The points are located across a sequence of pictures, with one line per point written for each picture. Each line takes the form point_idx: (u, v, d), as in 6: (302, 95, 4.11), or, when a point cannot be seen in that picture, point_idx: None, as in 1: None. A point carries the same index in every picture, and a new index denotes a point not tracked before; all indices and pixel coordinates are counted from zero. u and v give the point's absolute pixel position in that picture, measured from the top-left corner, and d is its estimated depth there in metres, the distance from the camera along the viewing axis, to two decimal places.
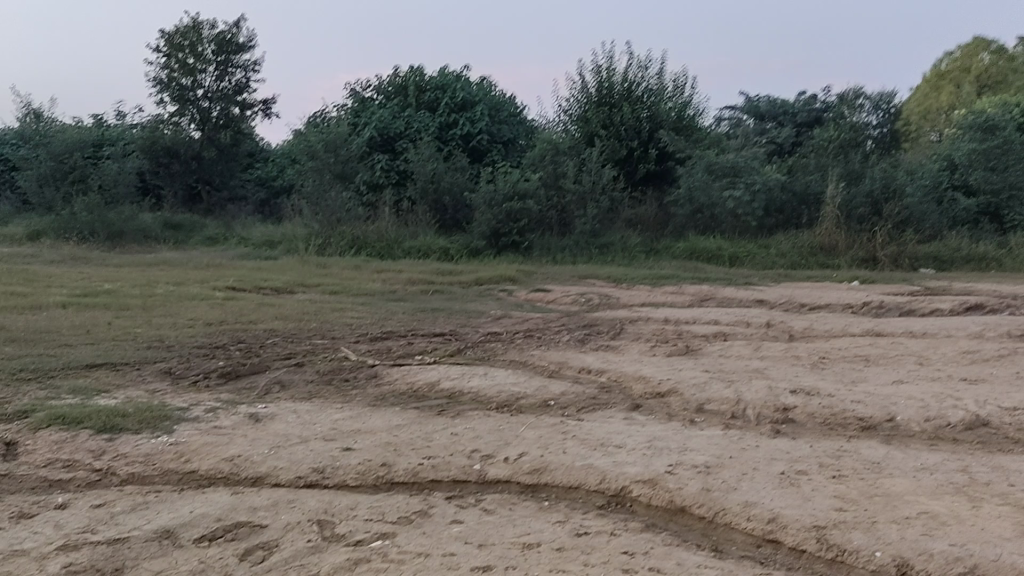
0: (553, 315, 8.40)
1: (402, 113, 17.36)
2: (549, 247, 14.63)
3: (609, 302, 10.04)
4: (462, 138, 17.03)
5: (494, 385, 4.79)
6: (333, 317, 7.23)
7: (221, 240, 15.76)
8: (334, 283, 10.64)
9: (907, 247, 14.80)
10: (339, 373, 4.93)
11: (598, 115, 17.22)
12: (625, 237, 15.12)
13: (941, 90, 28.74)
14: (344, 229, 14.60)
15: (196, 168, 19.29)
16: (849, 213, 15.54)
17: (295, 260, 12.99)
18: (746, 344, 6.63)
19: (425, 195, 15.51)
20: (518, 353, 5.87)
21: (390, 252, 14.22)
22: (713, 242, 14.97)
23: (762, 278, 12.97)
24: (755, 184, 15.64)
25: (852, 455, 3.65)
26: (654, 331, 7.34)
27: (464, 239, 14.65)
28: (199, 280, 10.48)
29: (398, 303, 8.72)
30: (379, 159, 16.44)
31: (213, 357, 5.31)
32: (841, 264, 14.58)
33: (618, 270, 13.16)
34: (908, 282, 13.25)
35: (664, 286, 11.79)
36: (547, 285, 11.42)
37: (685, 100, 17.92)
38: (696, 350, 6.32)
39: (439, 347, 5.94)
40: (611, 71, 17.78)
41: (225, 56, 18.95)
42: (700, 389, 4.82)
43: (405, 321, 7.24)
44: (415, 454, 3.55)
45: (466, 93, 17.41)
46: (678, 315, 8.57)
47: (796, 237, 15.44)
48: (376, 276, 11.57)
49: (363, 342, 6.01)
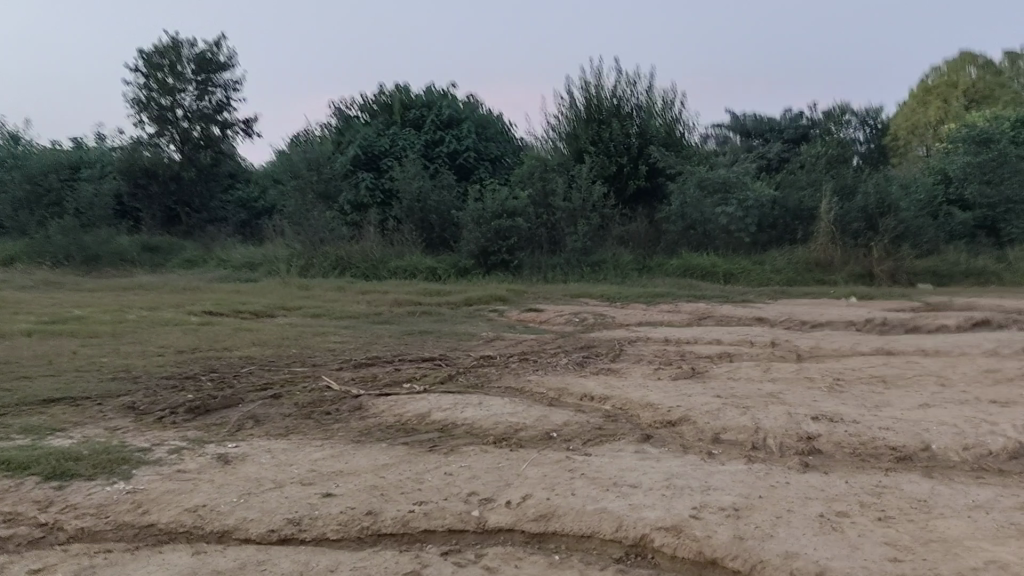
0: (547, 337, 8.01)
1: (387, 130, 17.01)
2: (539, 266, 14.25)
3: (604, 321, 9.66)
4: (448, 155, 16.70)
5: (490, 415, 4.38)
6: (314, 342, 6.81)
7: (201, 263, 15.32)
8: (316, 305, 10.23)
9: (904, 262, 14.55)
10: (319, 407, 4.51)
11: (587, 132, 16.95)
12: (617, 255, 14.77)
13: (929, 105, 28.67)
14: (327, 249, 14.18)
15: (175, 190, 18.88)
16: (845, 228, 15.24)
17: (276, 282, 12.56)
18: (755, 365, 6.24)
19: (412, 213, 15.14)
20: (513, 379, 5.48)
21: (376, 272, 13.81)
22: (707, 259, 14.65)
23: (759, 295, 12.64)
24: (748, 200, 15.37)
25: (894, 492, 3.27)
26: (655, 352, 6.96)
27: (452, 258, 14.26)
28: (174, 305, 10.04)
29: (383, 326, 8.31)
30: (364, 178, 16.06)
31: (183, 390, 4.88)
32: (838, 280, 14.27)
33: (611, 288, 12.81)
34: (908, 297, 12.94)
35: (659, 304, 11.44)
36: (539, 305, 11.05)
37: (675, 116, 17.67)
38: (703, 372, 5.93)
39: (428, 374, 5.53)
40: (599, 87, 17.53)
41: (206, 76, 18.55)
42: (715, 416, 4.42)
43: (392, 346, 6.82)
44: (405, 499, 3.14)
45: (452, 110, 17.10)
46: (678, 334, 8.18)
47: (790, 252, 15.15)
48: (361, 298, 11.16)
49: (346, 370, 5.60)
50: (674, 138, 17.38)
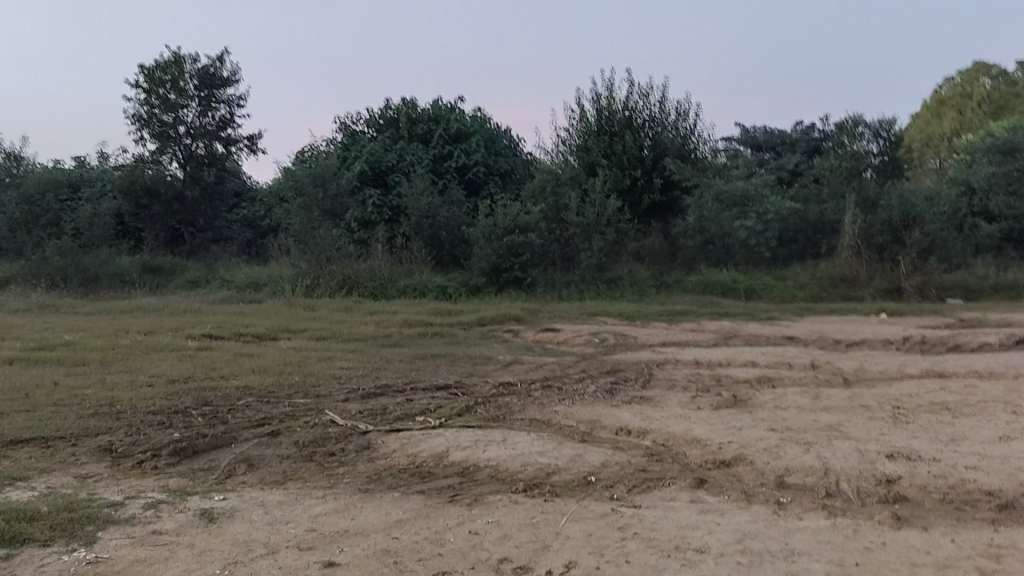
0: (567, 360, 7.44)
1: (393, 146, 16.51)
2: (554, 283, 13.69)
3: (626, 342, 9.09)
4: (457, 171, 16.21)
5: (518, 455, 3.82)
6: (319, 368, 6.28)
7: (203, 284, 14.82)
8: (321, 327, 9.71)
9: (932, 276, 13.97)
10: (322, 446, 3.96)
11: (600, 145, 16.44)
12: (633, 271, 14.23)
13: (942, 117, 28.15)
14: (334, 268, 13.66)
15: (178, 209, 18.38)
16: (869, 241, 14.71)
17: (281, 302, 12.07)
18: (801, 392, 5.66)
19: (420, 230, 14.64)
20: (538, 411, 4.91)
21: (384, 291, 13.30)
22: (728, 275, 14.10)
23: (784, 312, 12.10)
24: (767, 213, 14.86)
25: (1014, 553, 2.71)
26: (688, 376, 6.38)
27: (463, 276, 13.75)
28: (172, 328, 9.54)
29: (393, 349, 7.76)
30: (371, 194, 15.55)
31: (170, 428, 4.35)
32: (865, 296, 13.67)
33: (630, 306, 12.26)
34: (940, 313, 12.35)
35: (681, 323, 10.88)
36: (555, 325, 10.50)
37: (690, 127, 17.15)
38: (746, 400, 5.36)
39: (444, 405, 4.98)
40: (611, 99, 17.03)
41: (208, 91, 18.09)
42: (774, 455, 3.86)
43: (402, 372, 6.28)
44: (424, 569, 2.59)
45: (460, 124, 16.64)
46: (709, 356, 7.62)
47: (813, 267, 14.59)
48: (368, 318, 10.64)
49: (353, 401, 5.05)
50: (689, 151, 16.86)
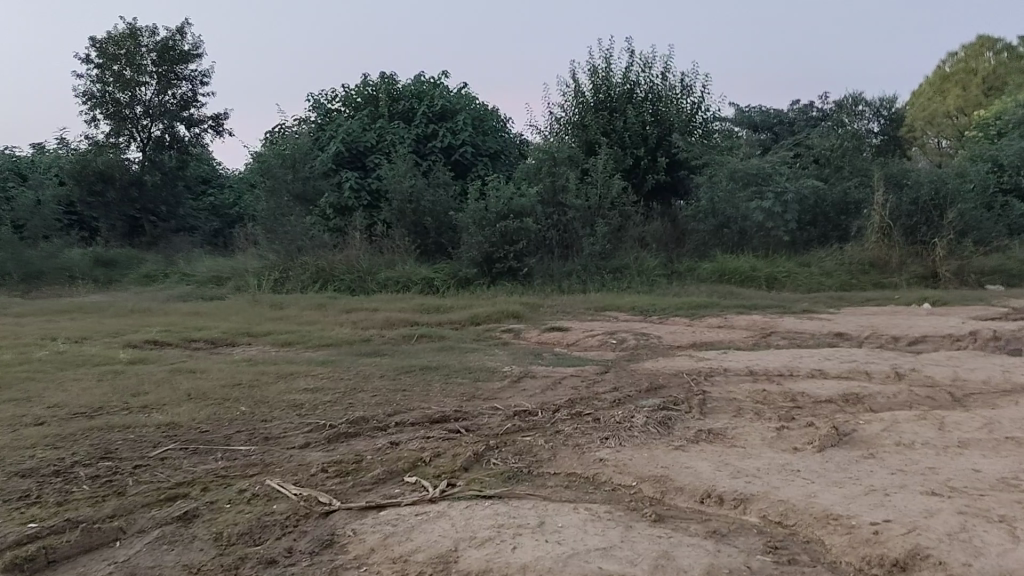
0: (588, 371, 6.00)
1: (372, 124, 15.01)
2: (552, 273, 12.24)
3: (650, 345, 7.66)
4: (443, 151, 14.75)
5: (569, 559, 2.37)
6: (277, 392, 4.81)
7: (160, 278, 13.29)
8: (288, 330, 8.26)
9: (971, 260, 12.62)
10: (257, 544, 2.52)
11: (599, 120, 14.98)
12: (639, 258, 12.82)
13: (947, 94, 26.59)
14: (306, 260, 12.18)
15: (137, 196, 16.82)
16: (899, 223, 13.40)
17: (245, 299, 10.61)
18: (917, 419, 4.23)
19: (403, 216, 13.14)
20: (577, 459, 3.47)
21: (363, 284, 11.83)
22: (746, 262, 12.76)
23: (815, 304, 10.78)
24: (785, 194, 13.62)
25: None
26: (752, 395, 4.94)
27: (451, 266, 12.28)
28: (109, 333, 8.07)
29: (372, 360, 6.28)
30: (348, 176, 14.08)
31: (32, 505, 2.89)
32: (898, 283, 12.32)
33: (644, 298, 10.84)
34: (988, 302, 11.01)
35: (705, 318, 9.50)
36: (562, 323, 9.08)
37: (695, 101, 15.73)
38: (854, 435, 3.95)
39: (444, 452, 3.53)
40: (610, 71, 15.57)
41: (168, 66, 16.56)
42: (972, 549, 2.46)
43: (384, 396, 4.82)
44: None
45: (445, 100, 15.16)
46: (764, 362, 6.23)
47: (838, 253, 13.27)
48: (343, 318, 9.18)
49: (314, 448, 3.59)
50: (695, 127, 15.45)
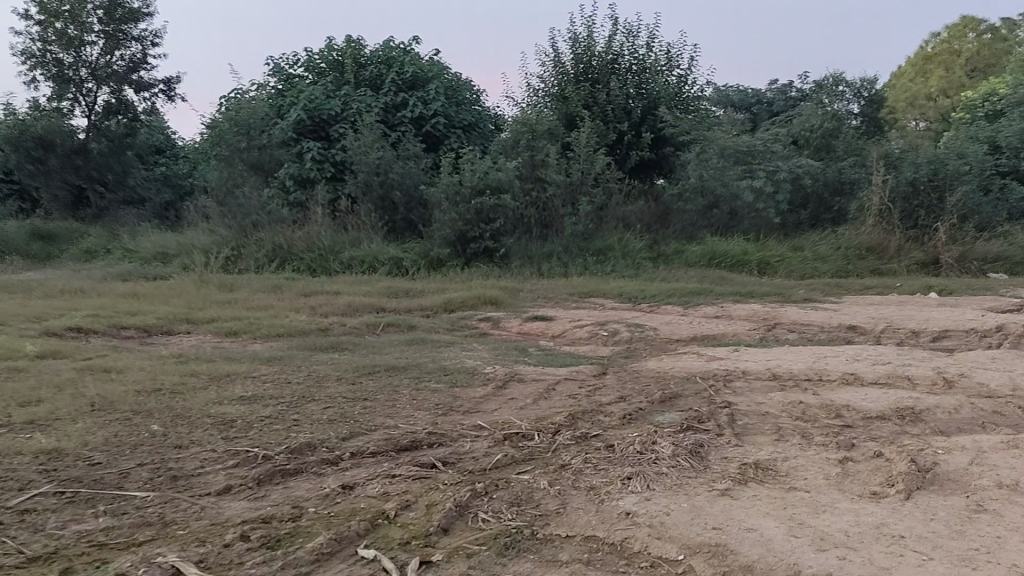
0: (583, 372, 5.09)
1: (337, 91, 13.93)
2: (530, 254, 11.33)
3: (646, 340, 6.79)
4: (413, 121, 13.72)
5: None
6: (202, 405, 3.88)
7: (102, 254, 12.19)
8: (233, 316, 7.28)
9: (973, 247, 11.91)
10: None
11: (580, 92, 14.04)
12: (624, 239, 11.95)
13: (929, 75, 25.67)
14: (261, 236, 11.16)
15: (82, 165, 15.60)
16: (895, 206, 12.64)
17: (192, 278, 9.60)
18: (1007, 447, 3.38)
19: (369, 190, 12.11)
20: (594, 512, 2.57)
21: (323, 264, 10.84)
22: (736, 245, 11.95)
23: (812, 292, 10.00)
24: (777, 172, 12.93)
25: None
26: (788, 410, 4.07)
27: (421, 246, 11.33)
28: (27, 318, 7.03)
29: (328, 356, 5.33)
30: (309, 146, 13.01)
31: None
32: (897, 269, 11.60)
33: (632, 284, 9.98)
34: (996, 291, 10.31)
35: (701, 306, 8.65)
36: (543, 311, 8.19)
37: (682, 74, 14.80)
38: (943, 472, 3.10)
39: (414, 501, 2.62)
40: (591, 40, 14.60)
41: (116, 25, 15.34)
42: None
43: (338, 409, 3.88)
44: None
45: (416, 67, 14.11)
46: (784, 362, 5.38)
47: (832, 237, 12.54)
48: (300, 303, 8.21)
49: (236, 496, 2.67)
50: (681, 100, 14.53)
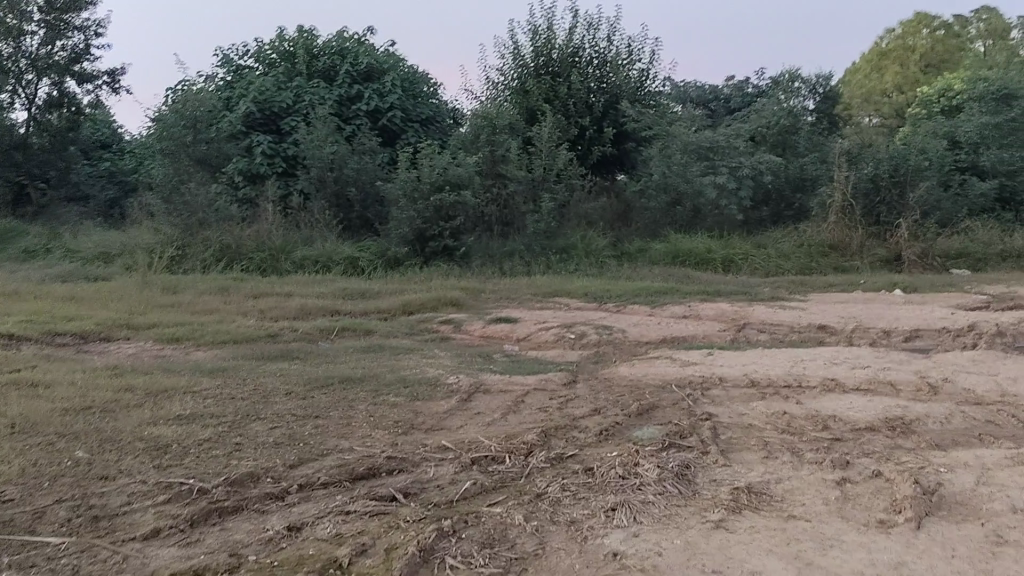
0: (552, 380, 4.78)
1: (288, 83, 13.47)
2: (491, 253, 11.04)
3: (614, 343, 6.52)
4: (369, 115, 13.32)
5: None
6: (135, 428, 3.53)
7: (41, 254, 11.60)
8: (177, 321, 6.86)
9: (935, 243, 11.87)
10: None
11: (540, 85, 13.75)
12: (586, 237, 11.71)
13: (884, 71, 25.82)
14: (210, 234, 10.71)
15: (21, 161, 14.91)
16: (858, 202, 12.57)
17: (136, 280, 9.13)
18: (1011, 466, 3.16)
19: (323, 186, 11.70)
20: (575, 554, 2.29)
21: (275, 264, 10.44)
22: (700, 242, 11.78)
23: (778, 290, 9.84)
24: (740, 169, 12.84)
25: None
26: (773, 422, 3.81)
27: (378, 244, 10.97)
28: None
29: (277, 366, 4.97)
30: (260, 141, 12.54)
31: None
32: (861, 266, 11.53)
33: (597, 283, 9.73)
34: (959, 287, 10.26)
35: (667, 306, 8.41)
36: (506, 312, 7.88)
37: (643, 67, 14.57)
38: (950, 497, 2.86)
39: (370, 546, 2.32)
40: (552, 32, 14.30)
41: (57, 15, 14.68)
42: None
43: (286, 430, 3.55)
44: None
45: (372, 59, 13.69)
46: (761, 366, 5.14)
47: (796, 234, 12.43)
48: (249, 306, 7.82)
49: (164, 543, 2.36)
50: (643, 94, 14.31)
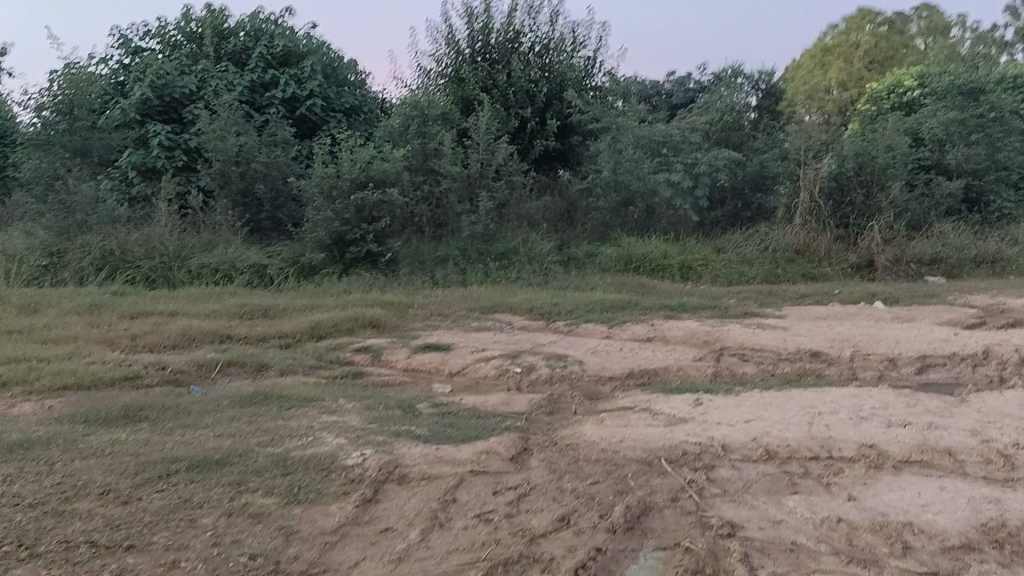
0: (497, 453, 3.47)
1: (193, 66, 11.86)
2: (421, 260, 9.70)
3: (570, 381, 5.23)
4: (285, 103, 11.79)
5: None
6: None
7: None
8: (14, 357, 5.39)
9: (906, 248, 10.93)
10: None
11: (477, 73, 12.41)
12: (529, 240, 10.42)
13: (828, 67, 24.87)
14: (89, 239, 9.15)
15: None
16: (823, 202, 11.56)
17: None
18: None
19: (228, 182, 10.18)
20: None
21: (167, 274, 8.95)
22: (655, 246, 10.62)
23: (745, 302, 8.72)
24: (697, 165, 11.70)
25: None
26: (827, 541, 2.59)
27: (290, 249, 9.52)
28: None
29: (114, 437, 3.58)
30: (157, 130, 10.97)
31: None
32: (829, 274, 10.52)
33: (543, 294, 8.46)
34: (940, 297, 9.29)
35: (627, 325, 7.17)
36: (437, 336, 6.55)
37: (590, 55, 13.29)
38: None
39: None
40: (490, 15, 12.94)
41: None
42: None
43: None
44: None
45: (287, 40, 12.15)
46: (771, 423, 3.92)
47: (757, 237, 11.37)
48: (120, 331, 6.36)
49: None
50: (590, 84, 13.05)
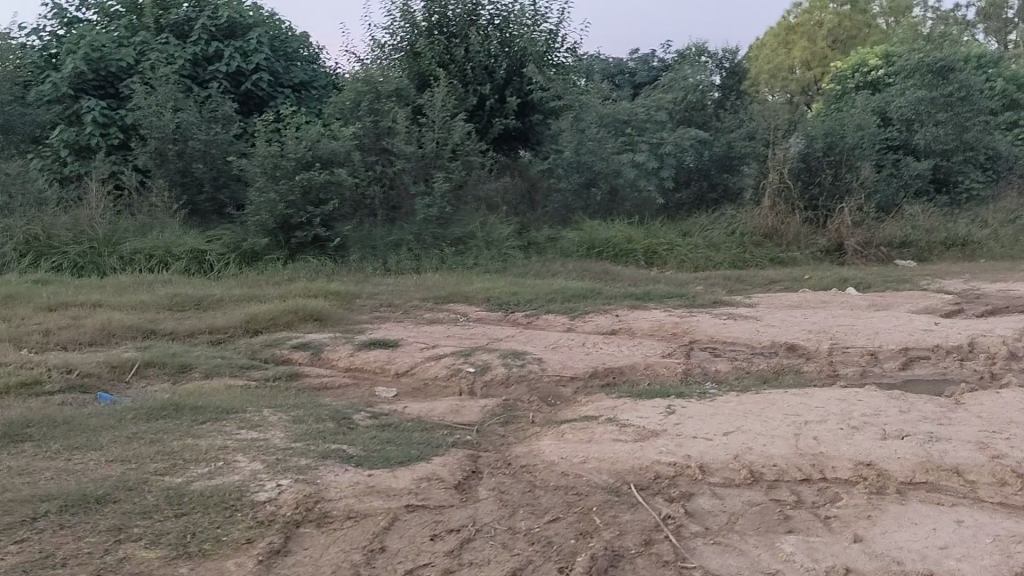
0: (442, 479, 2.97)
1: (130, 37, 11.07)
2: (373, 245, 9.13)
3: (528, 382, 4.74)
4: (229, 78, 11.07)
5: None
6: None
7: None
8: None
9: (876, 231, 10.60)
10: None
11: (434, 46, 11.77)
12: (487, 223, 9.89)
13: (792, 46, 24.44)
14: (10, 222, 8.45)
15: None
16: (792, 183, 11.18)
17: None
18: None
19: (165, 161, 9.48)
20: None
21: (96, 260, 8.29)
22: (619, 229, 10.16)
23: (713, 289, 8.30)
24: (662, 145, 11.23)
25: None
26: None
27: (231, 234, 8.90)
28: None
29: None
30: (89, 105, 10.21)
31: None
32: (798, 258, 10.17)
33: (502, 282, 7.96)
34: (913, 281, 8.96)
35: (591, 315, 6.69)
36: (385, 329, 6.01)
37: (553, 30, 12.71)
38: None
39: None
40: None
41: None
42: None
43: None
44: None
45: (233, 11, 11.36)
46: (755, 435, 3.46)
47: (724, 219, 10.96)
48: (32, 326, 5.73)
49: None
50: (552, 60, 12.47)
